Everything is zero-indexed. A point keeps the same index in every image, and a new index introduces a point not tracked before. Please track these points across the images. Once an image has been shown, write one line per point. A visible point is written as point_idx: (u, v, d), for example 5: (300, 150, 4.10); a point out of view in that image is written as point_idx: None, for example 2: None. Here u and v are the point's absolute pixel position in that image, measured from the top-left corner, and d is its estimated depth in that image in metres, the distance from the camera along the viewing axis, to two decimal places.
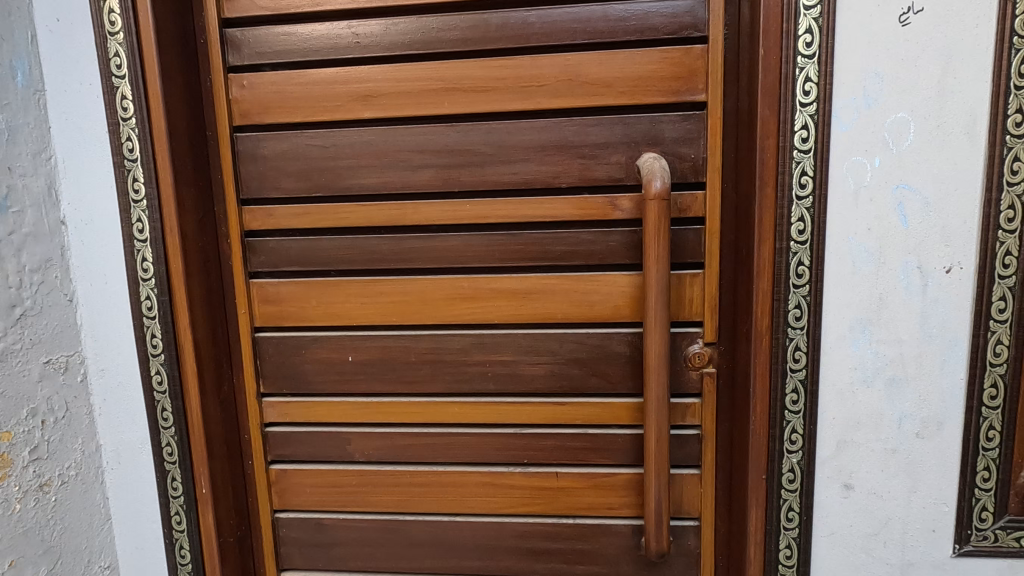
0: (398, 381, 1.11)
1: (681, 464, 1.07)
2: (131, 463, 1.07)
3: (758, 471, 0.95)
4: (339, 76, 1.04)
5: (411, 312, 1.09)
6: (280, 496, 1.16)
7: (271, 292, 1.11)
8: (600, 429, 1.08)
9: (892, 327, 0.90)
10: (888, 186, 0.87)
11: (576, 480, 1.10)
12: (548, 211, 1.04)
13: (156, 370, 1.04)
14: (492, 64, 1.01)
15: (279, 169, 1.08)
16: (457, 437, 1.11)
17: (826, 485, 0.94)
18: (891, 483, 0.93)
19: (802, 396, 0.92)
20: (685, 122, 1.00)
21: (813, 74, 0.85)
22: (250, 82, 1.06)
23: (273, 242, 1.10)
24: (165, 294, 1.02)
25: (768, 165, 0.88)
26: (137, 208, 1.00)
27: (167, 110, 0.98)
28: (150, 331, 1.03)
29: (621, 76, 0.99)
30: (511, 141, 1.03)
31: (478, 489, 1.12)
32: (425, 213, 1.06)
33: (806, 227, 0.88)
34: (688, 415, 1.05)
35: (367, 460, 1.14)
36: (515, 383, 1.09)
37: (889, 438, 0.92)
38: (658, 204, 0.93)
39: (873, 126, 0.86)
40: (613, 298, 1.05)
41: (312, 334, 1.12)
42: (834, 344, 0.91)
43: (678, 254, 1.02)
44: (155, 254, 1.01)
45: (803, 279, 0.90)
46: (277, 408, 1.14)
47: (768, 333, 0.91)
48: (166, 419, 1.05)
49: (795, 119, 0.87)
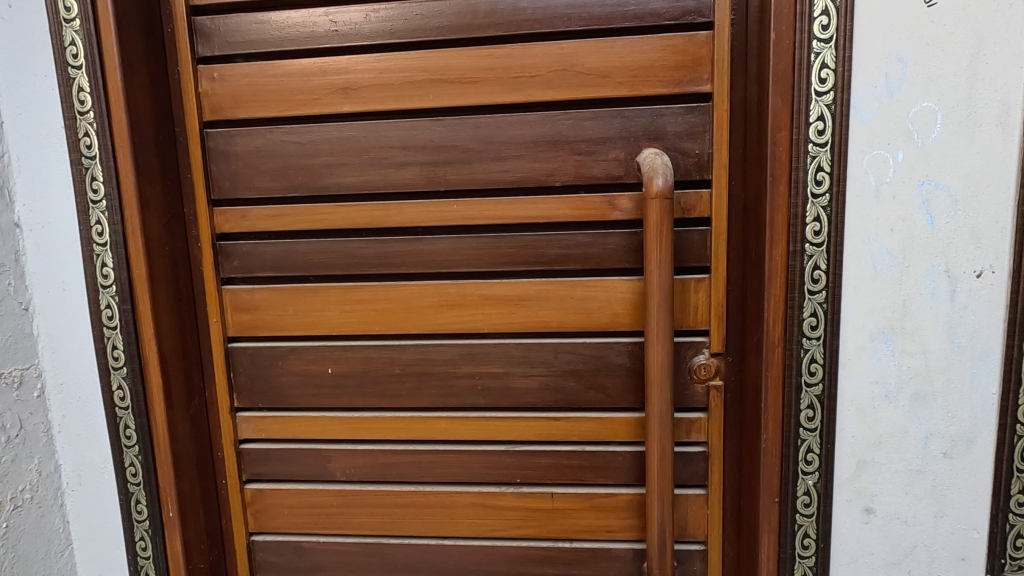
0: (381, 394, 1.04)
1: (686, 484, 0.99)
2: (93, 485, 1.00)
3: (770, 494, 0.87)
4: (316, 68, 0.97)
5: (394, 320, 1.01)
6: (256, 517, 1.08)
7: (244, 299, 1.03)
8: (598, 447, 1.01)
9: (917, 337, 0.82)
10: (912, 182, 0.79)
11: (573, 501, 1.02)
12: (541, 212, 0.96)
13: (118, 384, 0.96)
14: (480, 53, 0.94)
15: (253, 167, 1.00)
16: (445, 455, 1.04)
17: (845, 509, 0.86)
18: (916, 507, 0.85)
19: (818, 413, 0.84)
20: (689, 115, 0.92)
21: (830, 61, 0.78)
22: (221, 74, 0.99)
23: (246, 245, 1.02)
24: (126, 302, 0.94)
25: (781, 160, 0.81)
26: (96, 209, 0.93)
27: (128, 103, 0.91)
28: (111, 342, 0.95)
29: (619, 66, 0.92)
30: (501, 137, 0.96)
31: (468, 510, 1.04)
32: (410, 214, 0.99)
33: (822, 228, 0.81)
34: (693, 432, 0.98)
35: (349, 480, 1.06)
36: (507, 396, 1.01)
37: (914, 458, 0.84)
38: (659, 204, 0.85)
39: (896, 116, 0.78)
40: (612, 305, 0.97)
41: (289, 344, 1.04)
42: (854, 355, 0.83)
43: (682, 257, 0.95)
44: (116, 259, 0.93)
45: (820, 285, 0.82)
46: (252, 424, 1.06)
47: (781, 344, 0.84)
48: (130, 437, 0.97)
49: (810, 110, 0.79)
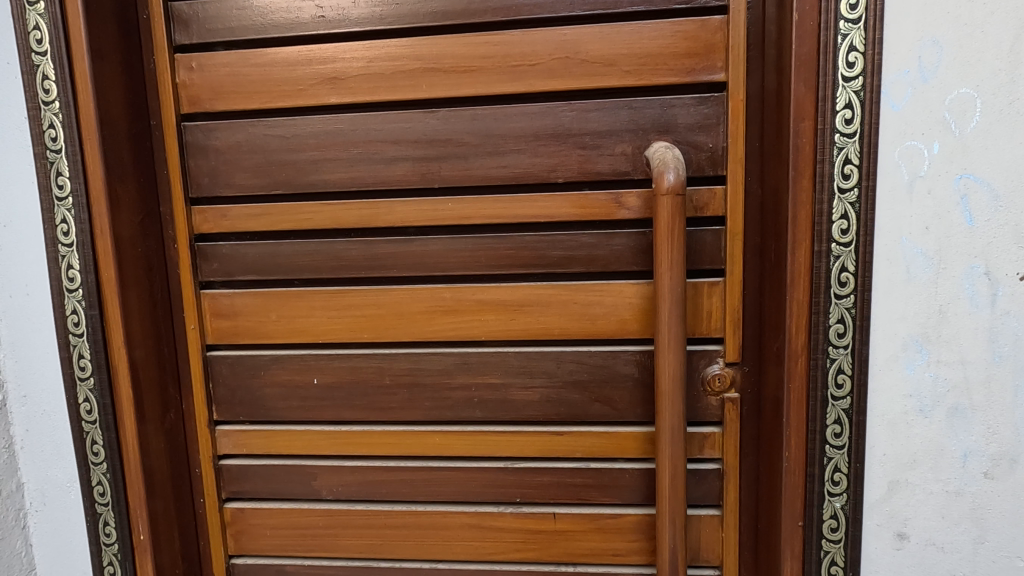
0: (371, 407, 0.96)
1: (699, 504, 0.92)
2: (58, 505, 0.93)
3: (792, 517, 0.80)
4: (301, 56, 0.91)
5: (384, 328, 0.94)
6: (236, 539, 1.01)
7: (224, 304, 0.96)
8: (604, 464, 0.93)
9: (955, 346, 0.75)
10: (949, 177, 0.72)
11: (576, 522, 0.95)
12: (542, 210, 0.89)
13: (84, 397, 0.89)
14: (477, 40, 0.87)
15: (233, 163, 0.94)
16: (439, 472, 0.96)
17: (876, 535, 0.78)
18: (954, 533, 0.77)
19: (846, 428, 0.77)
20: (701, 106, 0.86)
21: (859, 43, 0.71)
22: (199, 64, 0.92)
23: (226, 247, 0.95)
24: (94, 307, 0.87)
25: (804, 152, 0.74)
26: (61, 207, 0.86)
27: (97, 92, 0.85)
28: (77, 351, 0.88)
29: (627, 53, 0.85)
30: (499, 130, 0.89)
31: (464, 532, 0.97)
32: (401, 213, 0.92)
33: (850, 226, 0.74)
34: (706, 447, 0.90)
35: (336, 498, 0.99)
36: (506, 409, 0.94)
37: (951, 479, 0.77)
38: (671, 200, 0.78)
39: (931, 104, 0.72)
40: (619, 311, 0.90)
41: (272, 353, 0.97)
42: (885, 366, 0.76)
43: (694, 259, 0.88)
44: (83, 260, 0.87)
45: (847, 288, 0.75)
46: (232, 439, 0.99)
47: (804, 354, 0.77)
48: (97, 454, 0.90)
49: (837, 97, 0.72)
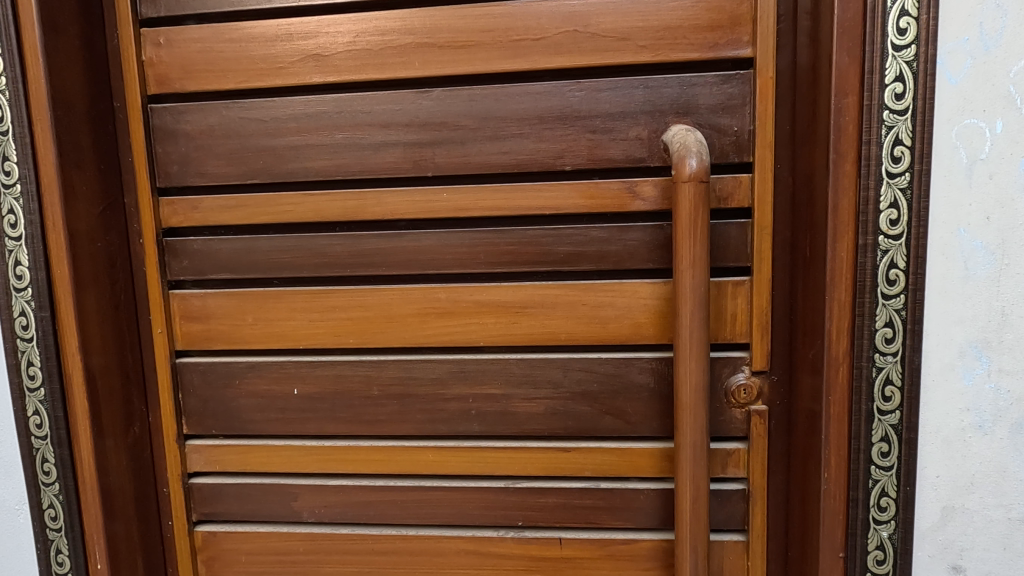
0: (357, 420, 0.87)
1: (722, 529, 0.82)
2: (5, 530, 0.83)
3: (832, 547, 0.70)
4: (281, 31, 0.82)
5: (372, 332, 0.85)
6: (208, 565, 0.91)
7: (195, 306, 0.87)
8: (616, 483, 0.84)
9: (1019, 353, 0.66)
10: (1014, 160, 0.64)
11: (584, 549, 0.85)
12: (547, 201, 0.80)
13: (33, 409, 0.80)
14: (476, 12, 0.78)
15: (205, 149, 0.84)
16: (432, 492, 0.87)
17: (928, 568, 0.69)
18: (1017, 567, 0.68)
19: (894, 447, 0.68)
20: (725, 84, 0.77)
21: (911, 6, 0.62)
22: (168, 39, 0.83)
23: (197, 243, 0.86)
24: (45, 309, 0.78)
25: (847, 132, 0.65)
26: (9, 196, 0.77)
27: (48, 68, 0.76)
28: (26, 357, 0.79)
29: (642, 26, 0.76)
30: (500, 112, 0.80)
31: (460, 559, 0.87)
32: (390, 205, 0.83)
33: (900, 216, 0.65)
34: (729, 466, 0.81)
35: (318, 521, 0.89)
36: (506, 422, 0.85)
37: (1014, 504, 0.67)
38: (693, 188, 0.69)
39: (992, 76, 0.63)
40: (633, 313, 0.81)
41: (248, 360, 0.87)
42: (939, 376, 0.67)
43: (717, 255, 0.78)
44: (32, 256, 0.78)
45: (896, 288, 0.66)
46: (204, 455, 0.89)
47: (847, 362, 0.68)
48: (48, 473, 0.81)
49: (886, 69, 0.63)
